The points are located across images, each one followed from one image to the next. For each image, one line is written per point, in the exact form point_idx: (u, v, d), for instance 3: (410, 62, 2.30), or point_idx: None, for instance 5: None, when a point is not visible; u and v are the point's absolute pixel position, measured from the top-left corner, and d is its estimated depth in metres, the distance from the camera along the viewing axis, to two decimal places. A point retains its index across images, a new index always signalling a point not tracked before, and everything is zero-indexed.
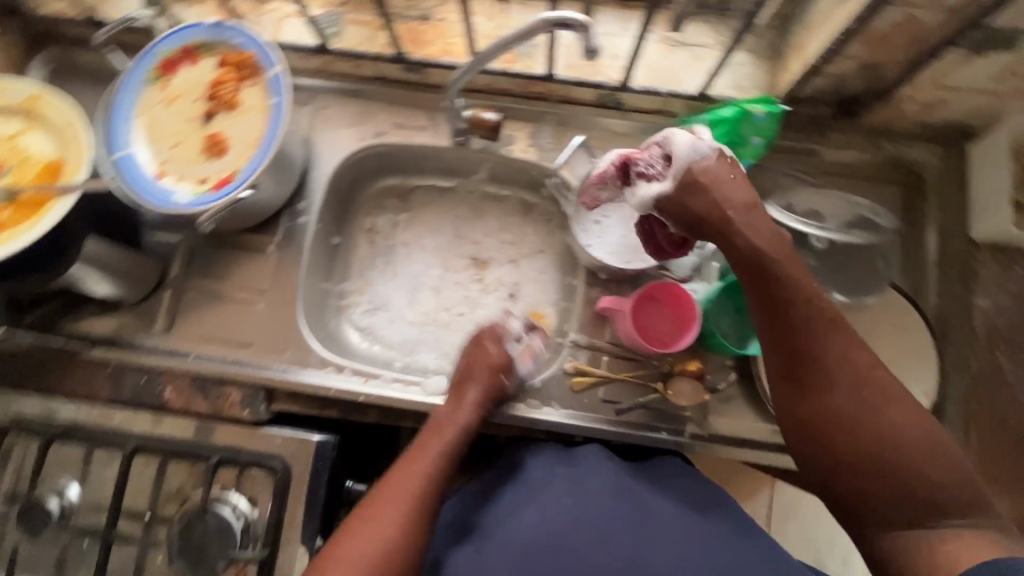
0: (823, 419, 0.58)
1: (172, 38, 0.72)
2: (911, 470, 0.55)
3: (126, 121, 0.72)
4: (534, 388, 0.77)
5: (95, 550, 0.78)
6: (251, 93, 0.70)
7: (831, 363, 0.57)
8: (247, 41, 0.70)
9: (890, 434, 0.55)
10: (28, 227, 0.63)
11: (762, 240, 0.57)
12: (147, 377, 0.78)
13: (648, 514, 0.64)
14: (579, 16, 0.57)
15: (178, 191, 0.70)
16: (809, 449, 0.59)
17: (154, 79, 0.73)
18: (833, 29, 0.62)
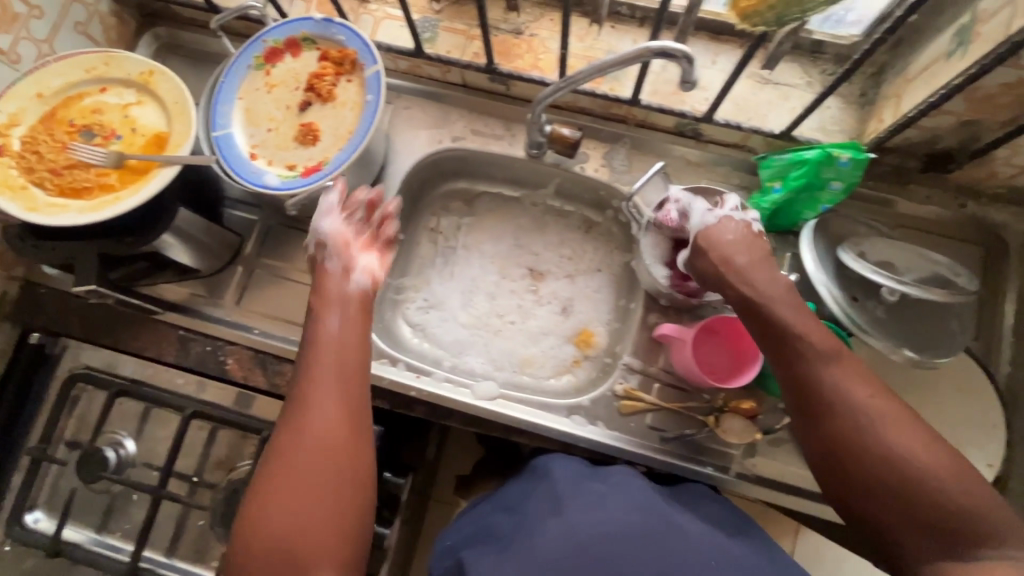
0: (834, 444, 0.58)
1: (279, 29, 0.76)
2: (924, 489, 0.54)
3: (227, 102, 0.76)
4: (581, 406, 0.78)
5: (142, 505, 0.82)
6: (350, 90, 0.74)
7: (830, 391, 0.59)
8: (350, 39, 0.74)
9: (895, 454, 0.55)
10: (133, 192, 0.67)
11: (753, 289, 0.64)
12: (211, 346, 0.81)
13: (679, 534, 0.60)
14: (682, 47, 0.58)
15: (267, 172, 0.73)
16: (826, 478, 0.60)
17: (257, 66, 0.77)
18: (936, 84, 0.61)
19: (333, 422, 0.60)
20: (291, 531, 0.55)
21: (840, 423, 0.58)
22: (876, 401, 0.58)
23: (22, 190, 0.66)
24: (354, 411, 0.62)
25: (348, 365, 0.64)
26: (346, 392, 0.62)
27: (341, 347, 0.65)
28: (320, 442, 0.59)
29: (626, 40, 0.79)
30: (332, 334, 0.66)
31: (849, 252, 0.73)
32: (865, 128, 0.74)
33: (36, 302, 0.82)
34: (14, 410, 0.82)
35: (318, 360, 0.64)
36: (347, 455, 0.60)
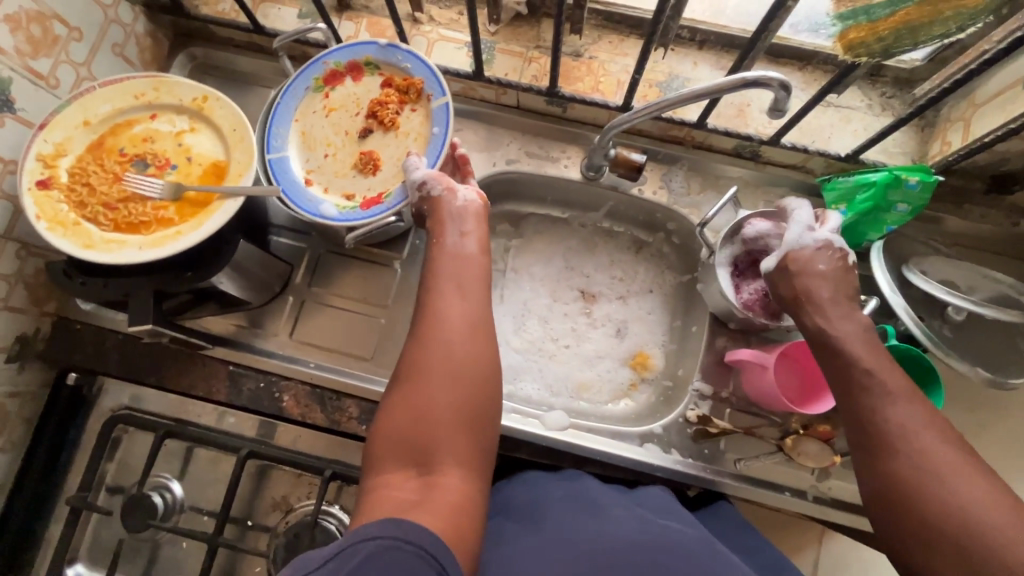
0: (871, 453, 0.54)
1: (342, 51, 0.74)
2: (963, 526, 0.48)
3: (283, 125, 0.73)
4: (653, 434, 0.77)
5: (191, 553, 0.77)
6: (414, 120, 0.72)
7: (892, 433, 0.53)
8: (416, 67, 0.72)
9: (954, 506, 0.48)
10: (195, 226, 0.64)
11: (826, 321, 0.61)
12: (265, 382, 0.78)
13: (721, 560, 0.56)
14: (778, 75, 0.57)
15: (324, 201, 0.71)
16: (880, 516, 0.53)
17: (316, 89, 0.74)
18: (1013, 110, 0.62)
19: (459, 330, 0.58)
20: (420, 424, 0.53)
21: (887, 458, 0.53)
22: (943, 451, 0.51)
23: (75, 225, 0.62)
24: (477, 324, 0.59)
25: (467, 279, 0.62)
26: (469, 305, 0.60)
27: (462, 265, 0.63)
28: (447, 349, 0.56)
29: (687, 63, 0.79)
30: (446, 251, 0.64)
31: (916, 272, 0.74)
32: (927, 150, 0.75)
33: (73, 339, 0.78)
34: (51, 456, 0.77)
35: (438, 272, 0.62)
36: (474, 363, 0.57)
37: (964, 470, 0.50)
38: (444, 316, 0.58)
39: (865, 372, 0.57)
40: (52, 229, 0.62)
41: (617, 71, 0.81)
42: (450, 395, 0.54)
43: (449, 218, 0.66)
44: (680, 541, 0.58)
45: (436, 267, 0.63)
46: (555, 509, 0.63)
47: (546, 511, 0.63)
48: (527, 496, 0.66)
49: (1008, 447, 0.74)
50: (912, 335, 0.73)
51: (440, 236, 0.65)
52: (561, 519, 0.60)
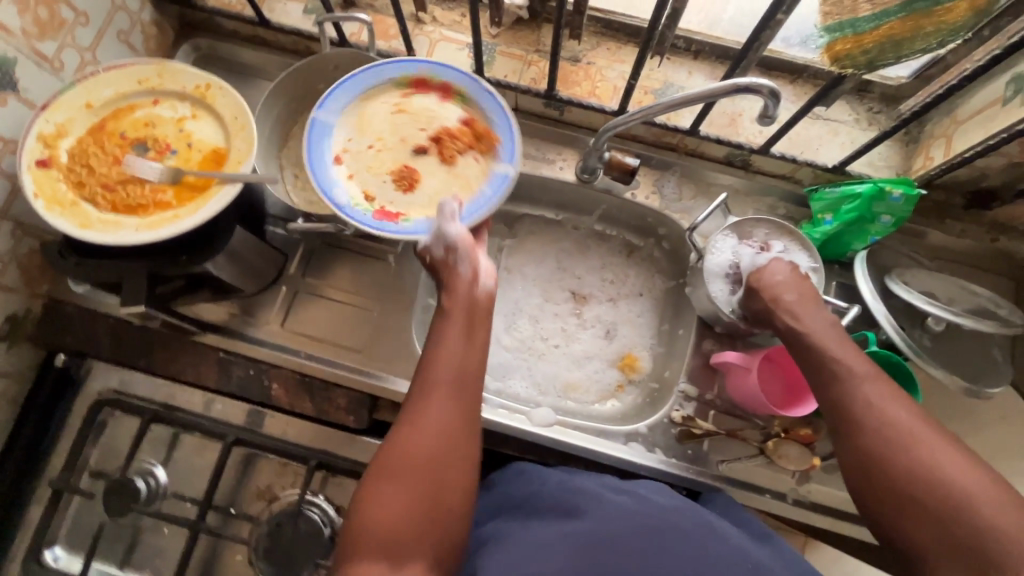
0: (842, 431, 0.56)
1: (445, 68, 0.74)
2: (941, 497, 0.49)
3: (349, 97, 0.73)
4: (638, 433, 0.78)
5: (173, 539, 0.76)
6: (471, 167, 0.72)
7: (862, 410, 0.55)
8: (501, 122, 0.72)
9: (928, 472, 0.50)
10: (192, 210, 0.64)
11: (798, 322, 0.64)
12: (255, 370, 0.78)
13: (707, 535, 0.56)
14: (768, 83, 0.59)
15: (341, 188, 0.71)
16: (859, 493, 0.54)
17: (401, 85, 0.75)
18: (994, 127, 0.64)
19: (443, 429, 0.56)
20: (399, 528, 0.51)
21: (859, 432, 0.54)
22: (909, 419, 0.53)
23: (72, 205, 0.63)
24: (461, 418, 0.58)
25: (458, 367, 0.61)
26: (462, 397, 0.59)
27: (452, 355, 0.61)
28: (429, 452, 0.55)
29: (682, 72, 0.81)
30: (447, 314, 0.64)
31: (898, 281, 0.75)
32: (911, 164, 0.78)
33: (64, 320, 0.78)
34: (34, 437, 0.77)
35: (428, 357, 0.61)
36: (455, 467, 0.56)
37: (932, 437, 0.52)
38: (437, 409, 0.57)
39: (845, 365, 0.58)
40: (49, 208, 0.62)
41: (614, 77, 0.83)
42: (430, 501, 0.53)
43: (461, 310, 0.65)
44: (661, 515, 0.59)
45: (435, 357, 0.61)
46: (541, 502, 0.63)
47: (529, 509, 0.63)
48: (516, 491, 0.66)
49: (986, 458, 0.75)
50: (893, 342, 0.75)
51: (449, 304, 0.65)
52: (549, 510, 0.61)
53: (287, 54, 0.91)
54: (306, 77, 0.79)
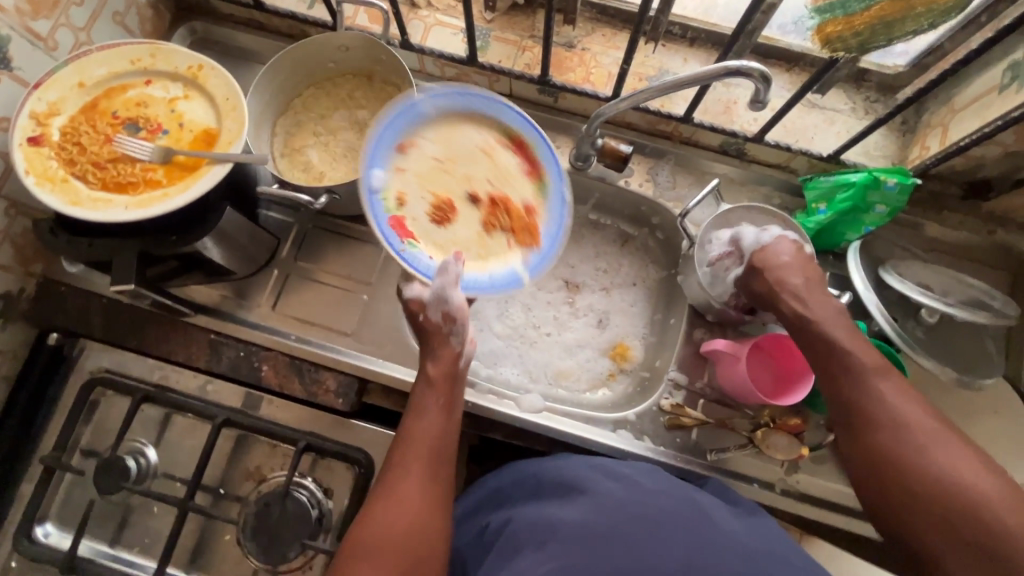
0: (849, 425, 0.57)
1: (551, 151, 0.76)
2: (947, 495, 0.50)
3: (451, 103, 0.76)
4: (626, 420, 0.78)
5: (162, 518, 0.77)
6: (501, 247, 0.75)
7: (873, 404, 0.56)
8: (552, 232, 0.75)
9: (935, 471, 0.51)
10: (182, 189, 0.65)
11: (803, 307, 0.65)
12: (245, 351, 0.78)
13: (704, 521, 0.60)
14: (758, 66, 0.58)
15: (382, 174, 0.73)
16: (863, 485, 0.56)
17: (506, 130, 0.77)
18: (989, 115, 0.64)
19: (420, 505, 0.58)
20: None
21: (869, 429, 0.56)
22: (922, 418, 0.54)
23: (63, 181, 0.63)
24: (436, 484, 0.60)
25: (437, 438, 0.63)
26: (434, 473, 0.61)
27: (433, 429, 0.63)
28: (406, 523, 0.56)
29: (677, 59, 0.81)
30: (429, 384, 0.67)
31: (892, 273, 0.74)
32: (907, 154, 0.77)
33: (57, 300, 0.78)
34: (27, 415, 0.77)
35: (408, 428, 0.63)
36: (433, 537, 0.57)
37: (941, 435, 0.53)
38: (414, 482, 0.59)
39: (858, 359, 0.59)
40: (40, 185, 0.63)
41: (609, 63, 0.82)
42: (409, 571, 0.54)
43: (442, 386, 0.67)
44: (662, 501, 0.61)
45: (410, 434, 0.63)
46: (543, 490, 0.66)
47: (534, 491, 0.66)
48: (515, 482, 0.69)
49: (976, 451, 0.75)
50: (885, 335, 0.74)
51: (433, 375, 0.67)
52: (556, 499, 0.63)
53: (282, 38, 0.91)
54: (313, 54, 0.80)
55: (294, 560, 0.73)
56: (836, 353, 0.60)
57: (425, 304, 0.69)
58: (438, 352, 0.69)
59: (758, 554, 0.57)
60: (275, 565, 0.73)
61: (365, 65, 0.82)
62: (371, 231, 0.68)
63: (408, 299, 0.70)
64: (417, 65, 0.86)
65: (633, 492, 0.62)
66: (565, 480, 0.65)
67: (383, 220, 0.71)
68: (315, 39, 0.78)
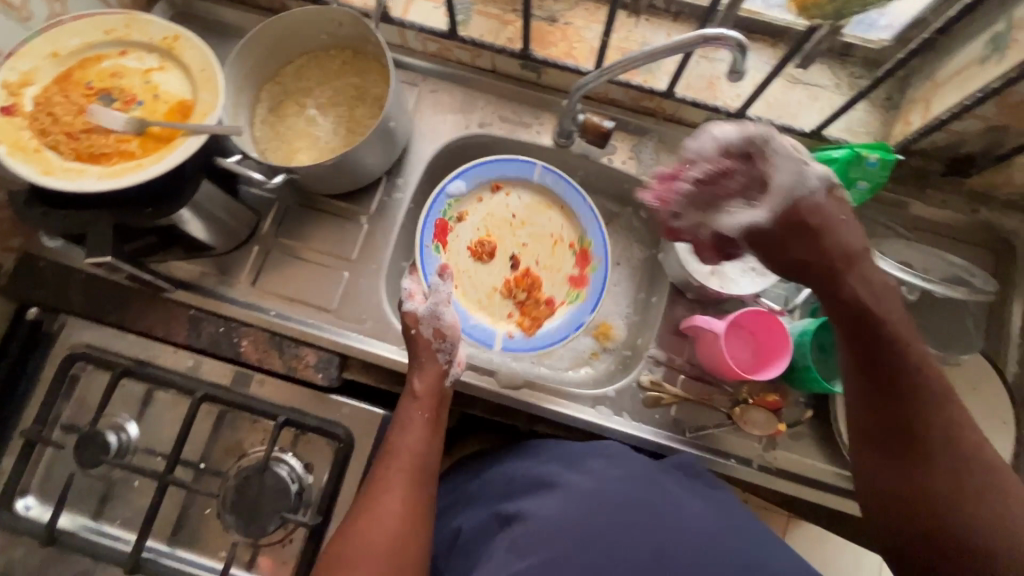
0: (899, 451, 0.58)
1: (600, 280, 0.84)
2: (979, 534, 0.53)
3: (558, 188, 0.86)
4: (606, 397, 0.78)
5: (143, 492, 0.77)
6: (500, 316, 0.84)
7: (928, 437, 0.57)
8: (549, 334, 0.83)
9: (973, 510, 0.54)
10: (156, 160, 0.64)
11: (870, 294, 0.60)
12: (225, 327, 0.78)
13: (670, 516, 0.62)
14: (735, 34, 0.58)
15: (459, 188, 0.84)
16: (892, 504, 0.59)
17: (582, 240, 0.87)
18: (970, 88, 0.63)
19: (398, 520, 0.60)
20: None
21: (920, 462, 0.57)
22: (969, 455, 0.56)
23: (35, 151, 0.63)
24: (414, 495, 0.62)
25: (416, 452, 0.65)
26: (409, 485, 0.63)
27: (416, 446, 0.65)
28: (386, 536, 0.59)
29: (660, 34, 0.80)
30: (413, 399, 0.69)
31: (874, 250, 0.74)
32: (890, 130, 0.76)
33: (35, 275, 0.78)
34: (7, 389, 0.77)
35: (391, 442, 0.66)
36: (412, 547, 0.60)
37: (985, 474, 0.55)
38: (391, 497, 0.61)
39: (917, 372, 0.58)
40: (11, 154, 0.62)
41: (592, 38, 0.82)
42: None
43: (428, 402, 0.69)
44: (632, 492, 0.63)
45: (390, 450, 0.65)
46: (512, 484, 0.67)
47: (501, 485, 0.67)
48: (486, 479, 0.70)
49: None
50: None
51: (420, 391, 0.69)
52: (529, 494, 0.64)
53: (262, 11, 0.89)
54: (304, 23, 0.78)
55: (274, 534, 0.74)
56: (899, 375, 0.58)
57: (417, 318, 0.71)
58: (426, 365, 0.70)
59: (714, 535, 0.61)
60: (255, 539, 0.74)
61: (357, 42, 0.81)
62: (422, 214, 0.80)
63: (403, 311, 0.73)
64: (398, 40, 0.85)
65: (603, 484, 0.63)
66: (541, 474, 0.66)
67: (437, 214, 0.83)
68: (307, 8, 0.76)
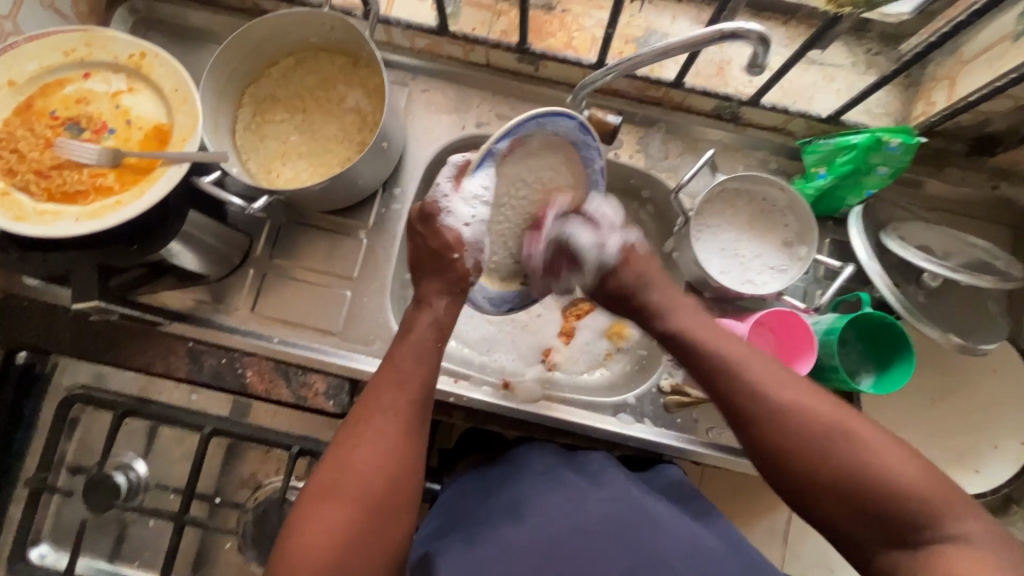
0: (743, 422, 0.54)
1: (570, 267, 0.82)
2: (870, 482, 0.48)
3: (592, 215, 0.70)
4: (626, 405, 0.77)
5: (160, 530, 0.76)
6: (513, 279, 0.75)
7: (768, 403, 0.53)
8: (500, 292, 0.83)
9: (863, 462, 0.49)
10: (136, 195, 0.59)
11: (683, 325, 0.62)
12: (227, 358, 0.75)
13: (653, 524, 0.57)
14: (758, 27, 0.54)
15: (560, 128, 0.65)
16: (772, 473, 0.53)
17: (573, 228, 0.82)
18: (1002, 67, 0.60)
19: (380, 472, 0.52)
20: (343, 549, 0.49)
21: (768, 425, 0.53)
22: (803, 399, 0.53)
23: (4, 195, 0.58)
24: (415, 432, 0.55)
25: (418, 388, 0.57)
26: (403, 430, 0.54)
27: (413, 378, 0.57)
28: (381, 471, 0.52)
29: (665, 17, 0.75)
30: (435, 327, 0.61)
31: (893, 237, 0.71)
32: (910, 110, 0.73)
33: (19, 316, 0.73)
34: (6, 436, 0.74)
35: (396, 366, 0.57)
36: (402, 495, 0.53)
37: (847, 422, 0.51)
38: (373, 441, 0.53)
39: (774, 395, 0.54)
40: None
41: (592, 26, 0.77)
42: (376, 525, 0.51)
43: (421, 350, 0.59)
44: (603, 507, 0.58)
45: (374, 394, 0.56)
46: (489, 514, 0.60)
47: (479, 514, 0.60)
48: (460, 508, 0.63)
49: (972, 413, 0.75)
50: (886, 302, 0.72)
51: (445, 323, 0.62)
52: (508, 519, 0.58)
53: (234, 13, 0.82)
54: (295, 24, 0.72)
55: None
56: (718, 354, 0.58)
57: (463, 242, 0.63)
58: (460, 298, 0.64)
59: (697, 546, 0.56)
60: None
61: (352, 47, 0.75)
62: (505, 125, 0.61)
63: (441, 224, 0.64)
64: (384, 37, 0.79)
65: (583, 505, 0.58)
66: (515, 502, 0.60)
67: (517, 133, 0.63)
68: (292, 10, 0.70)
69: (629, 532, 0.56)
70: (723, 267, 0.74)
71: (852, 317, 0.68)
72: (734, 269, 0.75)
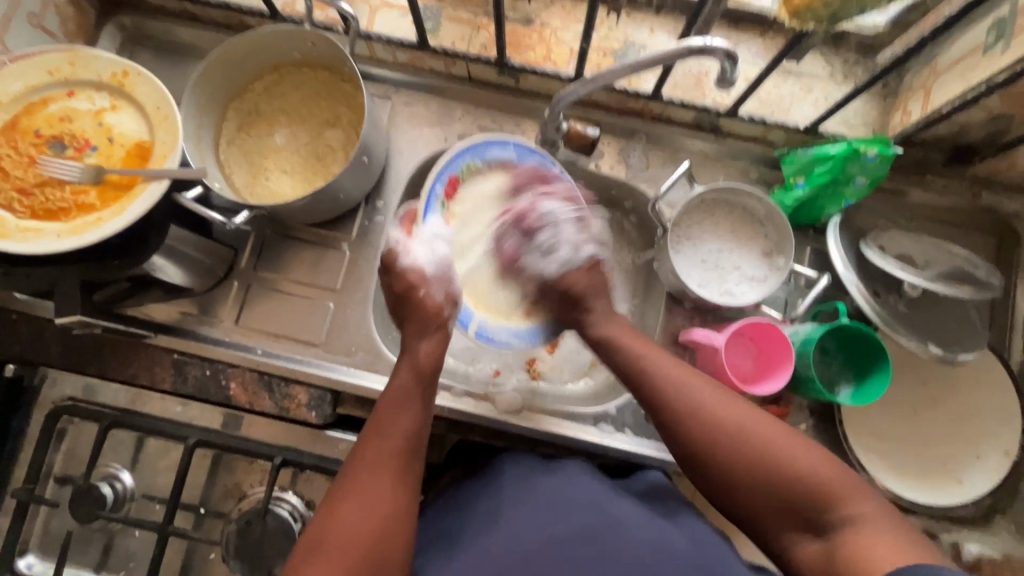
0: (662, 422, 0.60)
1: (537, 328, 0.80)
2: (778, 473, 0.53)
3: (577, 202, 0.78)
4: (608, 414, 0.78)
5: (145, 541, 0.76)
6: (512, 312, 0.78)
7: (682, 403, 0.59)
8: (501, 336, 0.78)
9: (769, 456, 0.54)
10: (117, 212, 0.60)
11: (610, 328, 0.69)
12: (211, 369, 0.76)
13: (621, 531, 0.56)
14: (724, 43, 0.55)
15: (490, 151, 0.77)
16: (693, 470, 0.58)
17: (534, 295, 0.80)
18: (972, 79, 0.60)
19: (369, 520, 0.52)
20: None
21: (682, 424, 0.58)
22: (715, 400, 0.58)
23: None
24: (406, 478, 0.56)
25: (409, 437, 0.58)
26: (388, 478, 0.55)
27: (405, 426, 0.58)
28: (370, 521, 0.52)
29: (643, 30, 0.76)
30: (413, 370, 0.63)
31: (872, 246, 0.71)
32: (888, 120, 0.74)
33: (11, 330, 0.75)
34: None
35: (382, 418, 0.59)
36: (394, 541, 0.52)
37: (757, 423, 0.56)
38: (367, 491, 0.53)
39: (686, 393, 0.59)
40: None
41: (570, 39, 0.78)
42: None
43: (403, 400, 0.60)
44: (579, 517, 0.57)
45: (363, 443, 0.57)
46: (467, 522, 0.60)
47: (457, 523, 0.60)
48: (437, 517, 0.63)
49: (954, 423, 0.74)
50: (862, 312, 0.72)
51: (422, 363, 0.63)
52: (483, 529, 0.58)
53: (220, 29, 0.84)
54: (276, 41, 0.73)
55: None
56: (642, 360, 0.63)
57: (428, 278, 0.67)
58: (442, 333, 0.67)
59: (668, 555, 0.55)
60: None
61: (334, 62, 0.76)
62: (439, 165, 0.74)
63: (403, 265, 0.68)
64: (366, 51, 0.80)
65: (561, 516, 0.57)
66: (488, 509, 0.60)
67: (452, 171, 0.75)
68: (272, 29, 0.72)
69: (597, 540, 0.56)
70: (699, 279, 0.75)
71: (830, 326, 0.68)
72: (712, 280, 0.75)
